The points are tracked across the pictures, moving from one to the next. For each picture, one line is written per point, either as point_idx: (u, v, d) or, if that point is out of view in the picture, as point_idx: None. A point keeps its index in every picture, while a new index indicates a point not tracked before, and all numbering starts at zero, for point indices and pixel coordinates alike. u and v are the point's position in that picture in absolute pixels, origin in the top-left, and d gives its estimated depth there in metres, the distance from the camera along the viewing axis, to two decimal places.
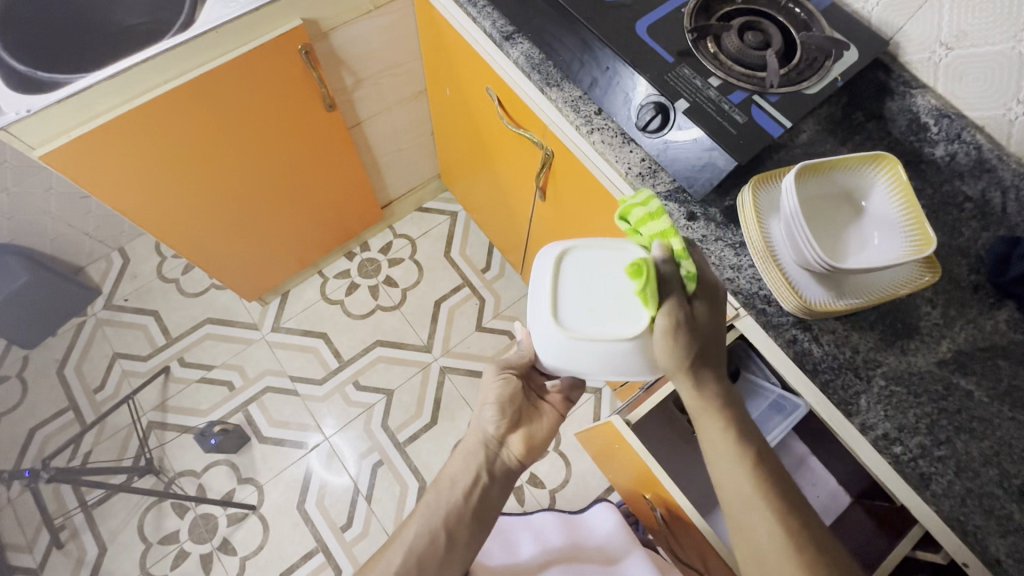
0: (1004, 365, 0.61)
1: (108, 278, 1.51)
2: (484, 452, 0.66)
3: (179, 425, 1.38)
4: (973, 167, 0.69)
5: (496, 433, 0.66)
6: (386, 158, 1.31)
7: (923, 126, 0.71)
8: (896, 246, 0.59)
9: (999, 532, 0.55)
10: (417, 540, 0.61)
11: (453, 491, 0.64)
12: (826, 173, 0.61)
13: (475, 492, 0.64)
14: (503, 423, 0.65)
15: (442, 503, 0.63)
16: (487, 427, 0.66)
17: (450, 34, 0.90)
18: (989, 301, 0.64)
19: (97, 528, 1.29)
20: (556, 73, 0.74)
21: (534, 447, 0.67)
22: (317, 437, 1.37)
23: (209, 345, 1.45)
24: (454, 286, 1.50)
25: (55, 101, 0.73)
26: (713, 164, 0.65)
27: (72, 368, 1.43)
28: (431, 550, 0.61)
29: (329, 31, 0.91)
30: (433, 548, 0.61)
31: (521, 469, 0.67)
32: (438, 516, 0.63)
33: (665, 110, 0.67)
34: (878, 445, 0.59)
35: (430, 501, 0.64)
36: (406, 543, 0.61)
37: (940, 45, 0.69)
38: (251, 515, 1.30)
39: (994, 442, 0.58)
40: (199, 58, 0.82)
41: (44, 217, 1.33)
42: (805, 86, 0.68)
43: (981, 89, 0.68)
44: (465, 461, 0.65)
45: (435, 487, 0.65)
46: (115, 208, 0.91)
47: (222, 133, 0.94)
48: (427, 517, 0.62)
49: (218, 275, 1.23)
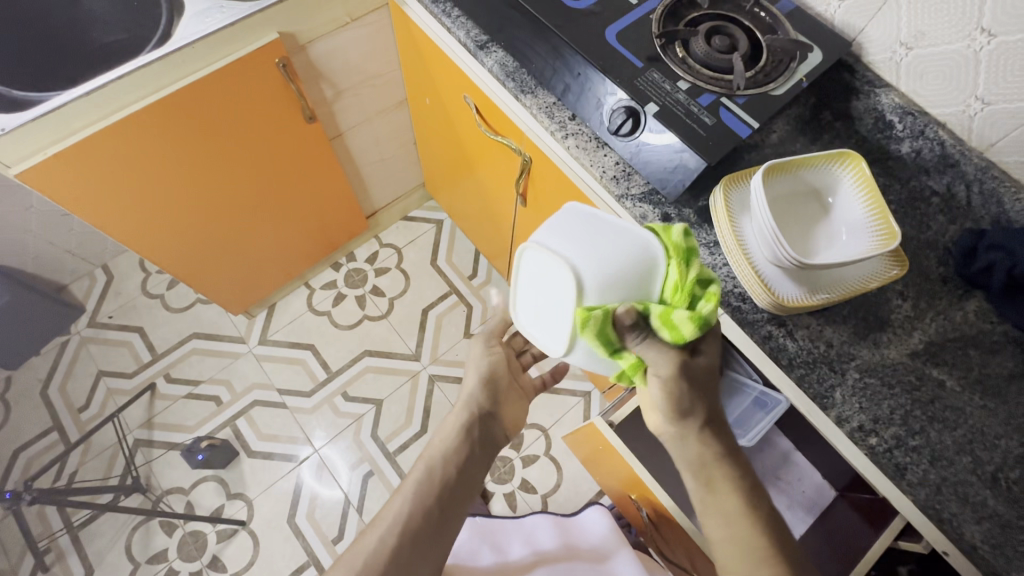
0: (974, 354, 0.63)
1: (91, 295, 1.50)
2: (468, 423, 0.68)
3: (166, 441, 1.37)
4: (937, 162, 0.70)
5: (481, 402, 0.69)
6: (368, 168, 1.31)
7: (889, 124, 0.73)
8: (864, 240, 0.60)
9: (974, 518, 0.56)
10: (406, 514, 0.61)
11: (440, 466, 0.65)
12: (793, 172, 0.63)
13: (463, 468, 0.65)
14: (487, 396, 0.69)
15: (431, 479, 0.64)
16: (472, 399, 0.69)
17: (426, 43, 0.91)
18: (958, 292, 0.66)
19: (84, 550, 1.27)
20: (530, 80, 0.75)
21: (514, 416, 0.71)
22: (307, 449, 1.36)
23: (195, 360, 1.44)
24: (441, 294, 1.51)
25: (29, 119, 0.73)
26: (684, 165, 0.67)
27: (56, 388, 1.41)
28: (419, 526, 0.61)
29: (307, 44, 0.92)
30: (422, 524, 0.61)
31: (501, 440, 0.71)
32: (427, 493, 0.63)
33: (636, 114, 0.69)
34: (854, 437, 0.60)
35: (422, 475, 0.64)
36: (395, 515, 0.61)
37: (901, 45, 0.71)
38: (240, 530, 1.29)
39: (967, 430, 0.59)
40: (176, 74, 0.83)
41: (25, 236, 1.32)
42: (772, 87, 0.69)
43: (941, 87, 0.70)
44: (453, 436, 0.67)
45: (421, 463, 0.66)
46: (95, 225, 0.91)
47: (202, 147, 0.94)
48: (415, 495, 0.63)
49: (203, 290, 1.23)
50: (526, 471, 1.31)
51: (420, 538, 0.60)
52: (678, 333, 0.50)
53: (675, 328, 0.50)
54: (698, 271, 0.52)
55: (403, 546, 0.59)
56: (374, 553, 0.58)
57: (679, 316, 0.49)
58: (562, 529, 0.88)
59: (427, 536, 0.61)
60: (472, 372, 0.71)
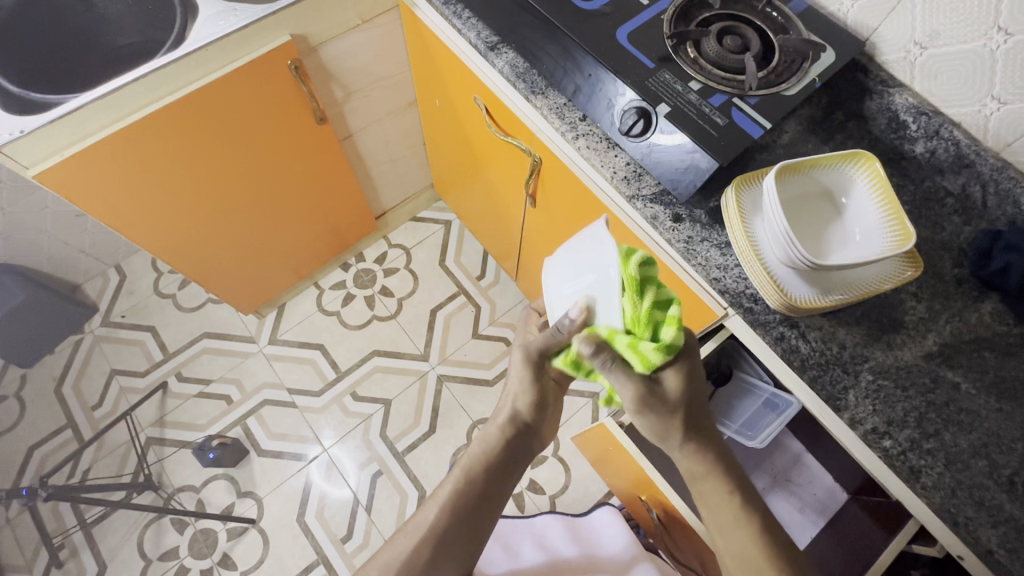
0: (990, 357, 0.62)
1: (104, 294, 1.51)
2: (506, 434, 0.68)
3: (177, 440, 1.38)
4: (952, 163, 0.70)
5: (521, 413, 0.69)
6: (378, 169, 1.32)
7: (903, 124, 0.72)
8: (878, 241, 0.60)
9: (990, 523, 0.55)
10: (439, 526, 0.62)
11: (474, 479, 0.65)
12: (806, 172, 0.62)
13: (497, 482, 0.66)
14: (530, 409, 0.69)
15: (466, 492, 0.64)
16: (511, 408, 0.69)
17: (437, 44, 0.91)
18: (973, 294, 0.65)
19: (96, 546, 1.29)
20: (540, 81, 0.75)
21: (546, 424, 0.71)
22: (316, 448, 1.37)
23: (206, 360, 1.45)
24: (450, 294, 1.51)
25: (47, 122, 0.74)
26: (696, 166, 0.66)
27: (70, 386, 1.43)
28: (451, 538, 0.62)
29: (318, 46, 0.93)
30: (456, 534, 0.62)
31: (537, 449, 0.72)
32: (460, 506, 0.63)
33: (647, 114, 0.69)
34: (868, 439, 0.59)
35: (454, 484, 0.64)
36: (428, 526, 0.62)
37: (915, 44, 0.71)
38: (250, 528, 1.30)
39: (982, 433, 0.59)
40: (190, 76, 0.84)
41: (40, 236, 1.34)
42: (784, 87, 0.69)
43: (956, 86, 0.69)
44: (490, 448, 0.67)
45: (453, 473, 0.66)
46: (110, 225, 0.92)
47: (215, 148, 0.95)
48: (447, 507, 0.63)
49: (214, 289, 1.24)
50: (535, 472, 1.31)
51: (454, 550, 0.61)
52: (643, 363, 0.52)
53: (641, 359, 0.51)
54: (652, 297, 0.52)
55: (434, 557, 0.60)
56: (408, 562, 0.59)
57: (643, 348, 0.51)
58: (574, 531, 0.89)
59: (461, 549, 0.62)
60: (515, 384, 0.68)
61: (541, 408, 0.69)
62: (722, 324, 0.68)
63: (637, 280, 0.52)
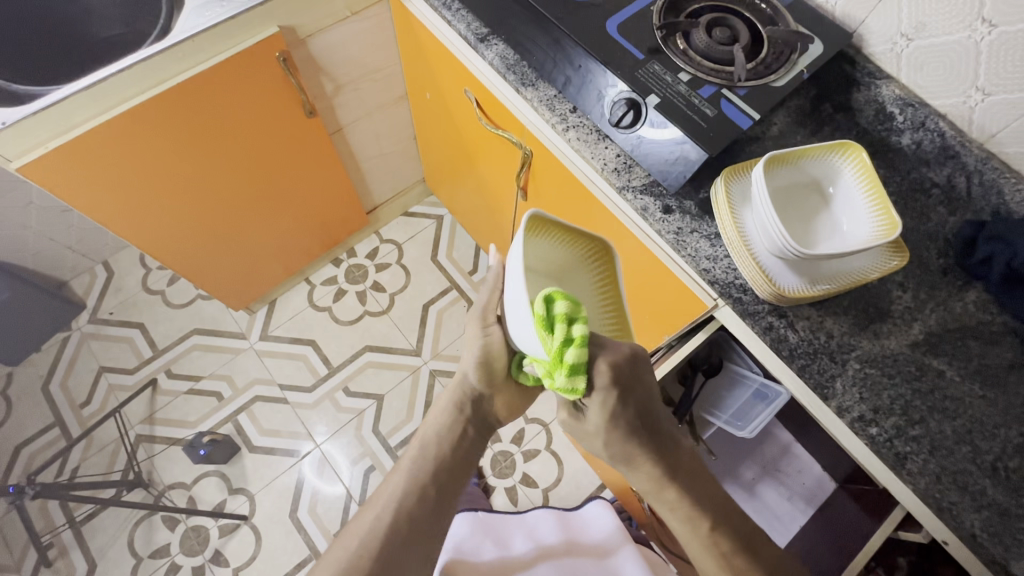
0: (974, 345, 0.63)
1: (92, 291, 1.49)
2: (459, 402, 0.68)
3: (167, 437, 1.37)
4: (938, 154, 0.71)
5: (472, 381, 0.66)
6: (369, 163, 1.31)
7: (889, 116, 0.73)
8: (865, 230, 0.60)
9: (973, 507, 0.56)
10: (400, 493, 0.64)
11: (430, 451, 0.67)
12: (794, 163, 0.63)
13: (455, 445, 0.68)
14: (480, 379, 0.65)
15: (425, 460, 0.67)
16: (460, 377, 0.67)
17: (427, 36, 0.90)
18: (958, 283, 0.66)
19: (86, 545, 1.28)
20: (530, 73, 0.75)
21: (511, 406, 0.70)
22: (308, 444, 1.36)
23: (196, 356, 1.44)
24: (442, 289, 1.51)
25: (30, 113, 0.73)
26: (686, 157, 0.67)
27: (57, 384, 1.41)
28: (413, 507, 0.63)
29: (307, 37, 0.92)
30: (420, 497, 0.64)
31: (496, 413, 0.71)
32: (423, 473, 0.66)
33: (637, 105, 0.69)
34: (855, 427, 0.60)
35: (416, 455, 0.67)
36: (391, 496, 0.64)
37: (901, 36, 0.71)
38: (242, 525, 1.29)
39: (966, 419, 0.60)
40: (176, 67, 0.83)
41: (25, 232, 1.32)
42: (772, 79, 0.69)
43: (941, 78, 0.70)
44: (444, 415, 0.68)
45: (414, 446, 0.69)
46: (97, 220, 0.91)
47: (202, 142, 0.94)
48: (409, 476, 0.65)
49: (204, 285, 1.23)
50: (528, 466, 1.31)
51: (418, 513, 0.63)
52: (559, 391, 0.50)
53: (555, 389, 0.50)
54: (560, 339, 0.46)
55: (399, 523, 0.62)
56: (372, 528, 0.62)
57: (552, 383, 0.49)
58: (566, 524, 0.89)
59: (426, 513, 0.64)
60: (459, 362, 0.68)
61: (490, 378, 0.64)
62: (712, 315, 0.68)
63: (546, 319, 0.46)
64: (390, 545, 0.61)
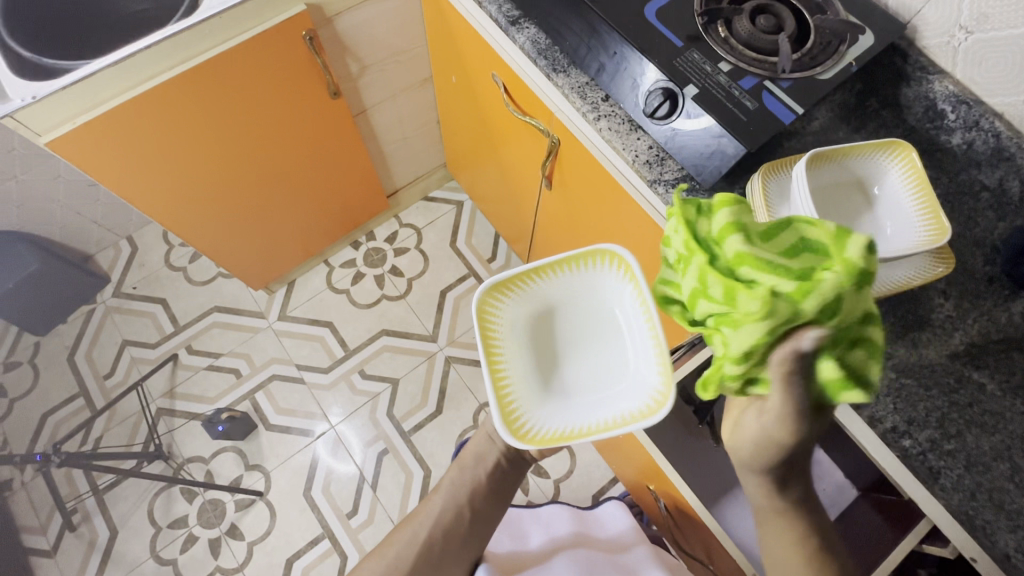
0: (1018, 358, 0.60)
1: (116, 265, 1.52)
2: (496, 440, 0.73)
3: (187, 411, 1.40)
4: (991, 155, 0.67)
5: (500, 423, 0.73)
6: (391, 146, 1.30)
7: (940, 113, 0.69)
8: (911, 234, 0.57)
9: (1009, 526, 0.54)
10: (442, 516, 0.70)
11: (465, 471, 0.73)
12: (839, 161, 0.59)
13: (489, 484, 0.72)
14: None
15: (459, 485, 0.72)
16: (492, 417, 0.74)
17: (456, 17, 0.88)
18: (1004, 293, 0.63)
19: (108, 512, 1.31)
20: (562, 59, 0.72)
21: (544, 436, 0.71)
22: (323, 424, 1.38)
23: (216, 333, 1.46)
24: (460, 276, 1.50)
25: (59, 88, 0.73)
26: (722, 151, 0.64)
27: (82, 355, 1.44)
28: (453, 527, 0.69)
29: (334, 16, 0.90)
30: (452, 522, 0.70)
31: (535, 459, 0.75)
32: (458, 498, 0.71)
33: (673, 96, 0.66)
34: (887, 438, 0.58)
35: (454, 479, 0.73)
36: (428, 520, 0.70)
37: (960, 28, 0.68)
38: (258, 501, 1.32)
39: (1005, 436, 0.57)
40: (203, 44, 0.82)
41: (53, 205, 1.34)
42: (818, 71, 0.66)
43: (1000, 74, 0.67)
44: (480, 450, 0.73)
45: (453, 468, 0.74)
46: (122, 196, 0.92)
47: (225, 121, 0.93)
48: (449, 499, 0.71)
49: (224, 264, 1.24)
50: None
51: (454, 544, 0.69)
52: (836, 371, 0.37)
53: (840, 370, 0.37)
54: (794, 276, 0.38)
55: (440, 544, 0.68)
56: (416, 543, 0.68)
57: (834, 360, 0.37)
58: (583, 521, 0.87)
59: (462, 545, 0.69)
60: None
61: None
62: None
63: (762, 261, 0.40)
64: (434, 560, 0.68)
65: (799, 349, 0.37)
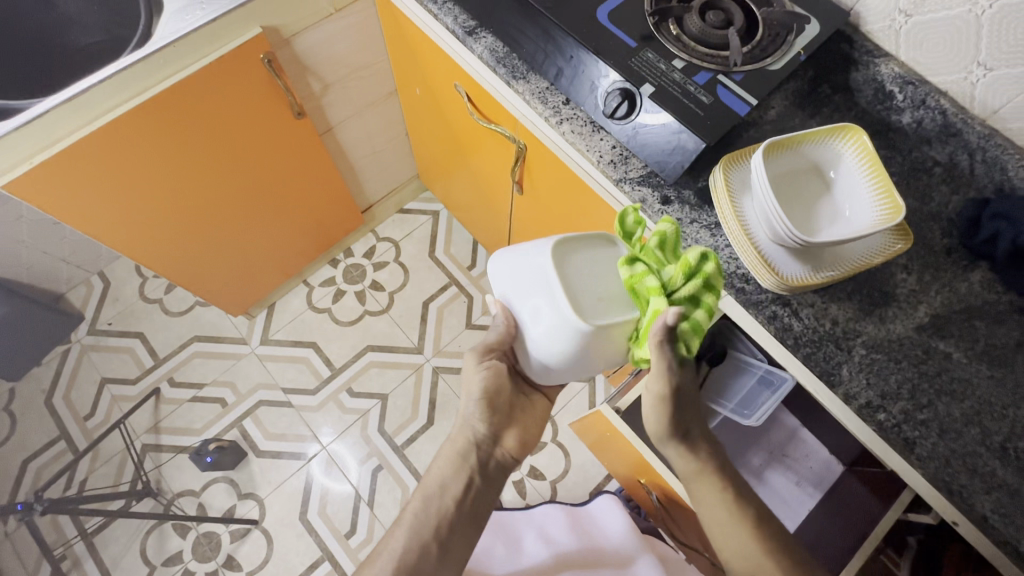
0: (980, 325, 0.63)
1: (89, 303, 1.49)
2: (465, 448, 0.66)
3: (174, 445, 1.37)
4: (939, 132, 0.70)
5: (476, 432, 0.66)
6: (361, 162, 1.30)
7: (889, 94, 0.72)
8: (868, 215, 0.59)
9: (984, 489, 0.56)
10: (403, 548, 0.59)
11: (432, 501, 0.63)
12: (795, 148, 0.61)
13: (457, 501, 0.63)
14: (484, 413, 0.66)
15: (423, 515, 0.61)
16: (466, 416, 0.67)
17: (413, 31, 0.88)
18: (963, 263, 0.65)
19: (99, 555, 1.28)
20: (521, 66, 0.73)
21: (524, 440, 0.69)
22: (315, 446, 1.36)
23: (198, 363, 1.44)
24: (441, 286, 1.50)
25: (13, 129, 0.72)
26: (682, 147, 0.65)
27: (61, 397, 1.41)
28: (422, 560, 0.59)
29: (291, 37, 0.90)
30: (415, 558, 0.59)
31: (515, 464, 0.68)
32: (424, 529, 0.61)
33: (631, 96, 0.67)
34: (863, 413, 0.59)
35: (418, 510, 0.62)
36: None
37: (900, 12, 0.70)
38: (253, 529, 1.30)
39: (974, 402, 0.59)
40: (159, 73, 0.81)
41: (18, 246, 1.30)
42: (769, 62, 0.68)
43: (942, 53, 0.69)
44: (447, 461, 0.65)
45: (418, 493, 0.64)
46: (89, 233, 0.90)
47: (189, 150, 0.92)
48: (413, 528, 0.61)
49: (201, 293, 1.22)
50: (535, 458, 1.31)
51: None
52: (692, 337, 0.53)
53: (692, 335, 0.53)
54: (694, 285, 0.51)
55: None
56: None
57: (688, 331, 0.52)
58: (577, 521, 0.90)
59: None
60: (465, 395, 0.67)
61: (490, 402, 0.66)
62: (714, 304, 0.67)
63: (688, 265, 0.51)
64: None
65: (666, 323, 0.50)
